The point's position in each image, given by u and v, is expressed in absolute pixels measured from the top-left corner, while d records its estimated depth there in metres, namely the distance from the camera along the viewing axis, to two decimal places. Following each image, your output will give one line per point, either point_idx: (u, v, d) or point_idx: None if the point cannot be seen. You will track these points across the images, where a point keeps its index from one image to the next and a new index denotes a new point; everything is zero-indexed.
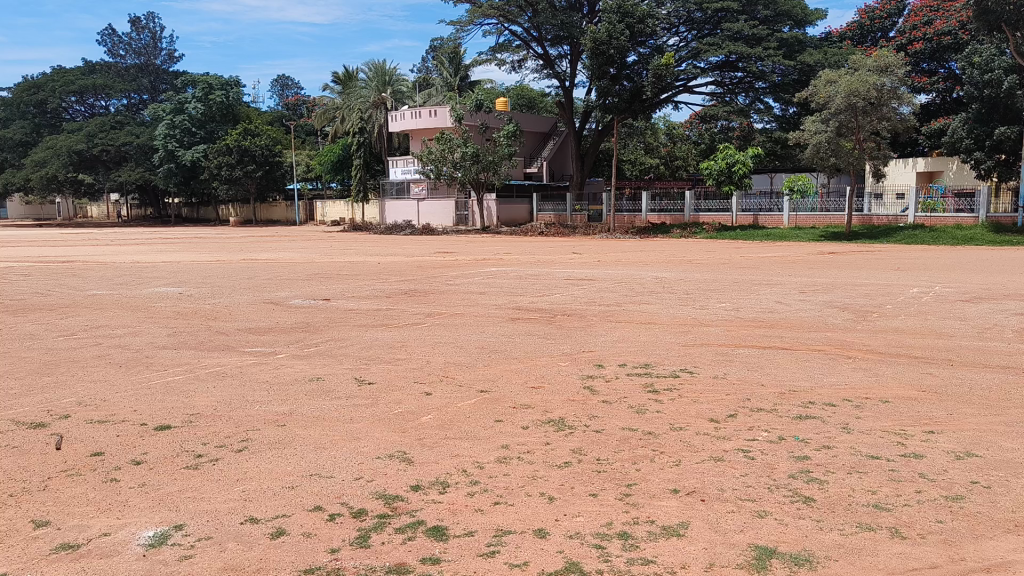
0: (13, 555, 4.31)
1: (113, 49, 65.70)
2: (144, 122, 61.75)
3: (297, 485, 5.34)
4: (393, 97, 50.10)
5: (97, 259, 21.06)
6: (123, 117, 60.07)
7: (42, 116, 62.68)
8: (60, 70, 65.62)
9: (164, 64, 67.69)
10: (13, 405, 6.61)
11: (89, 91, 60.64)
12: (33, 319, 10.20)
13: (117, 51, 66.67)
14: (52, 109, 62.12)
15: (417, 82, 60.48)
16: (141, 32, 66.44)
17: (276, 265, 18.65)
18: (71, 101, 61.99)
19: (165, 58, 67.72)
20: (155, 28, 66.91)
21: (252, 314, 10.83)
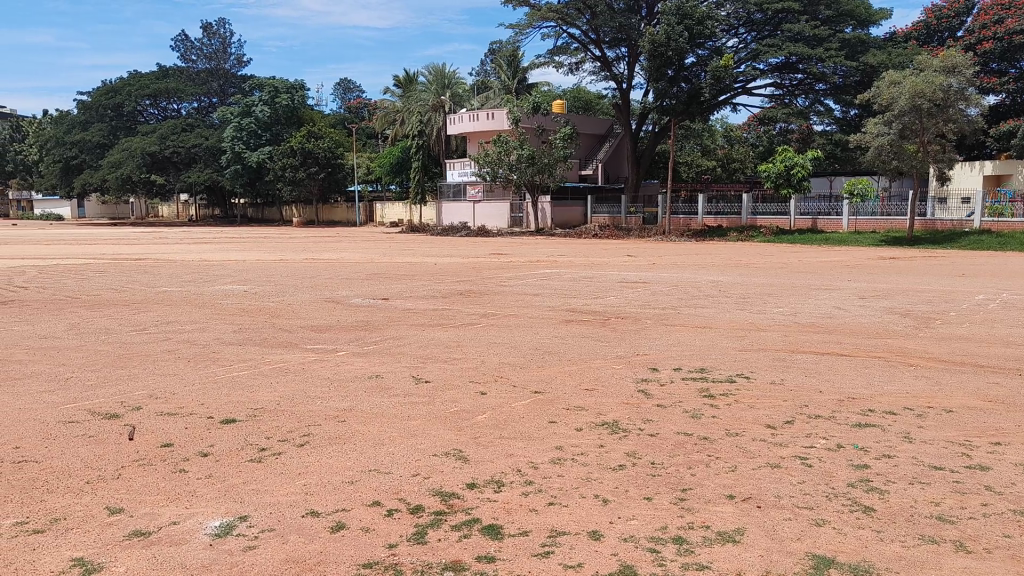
0: (89, 539, 4.51)
1: (186, 53, 67.57)
2: (212, 125, 63.44)
3: (356, 480, 5.46)
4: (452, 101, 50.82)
5: (169, 257, 21.67)
6: (194, 120, 61.68)
7: (118, 119, 64.58)
8: (135, 75, 67.80)
9: (233, 69, 68.79)
10: (91, 395, 6.91)
11: (162, 95, 62.54)
12: (108, 313, 10.60)
13: (189, 56, 68.21)
14: (128, 112, 63.97)
15: (474, 85, 61.01)
16: (212, 38, 67.93)
17: (339, 264, 19.00)
18: (146, 104, 63.98)
19: (234, 63, 68.75)
20: (226, 34, 68.43)
21: (314, 312, 11.08)
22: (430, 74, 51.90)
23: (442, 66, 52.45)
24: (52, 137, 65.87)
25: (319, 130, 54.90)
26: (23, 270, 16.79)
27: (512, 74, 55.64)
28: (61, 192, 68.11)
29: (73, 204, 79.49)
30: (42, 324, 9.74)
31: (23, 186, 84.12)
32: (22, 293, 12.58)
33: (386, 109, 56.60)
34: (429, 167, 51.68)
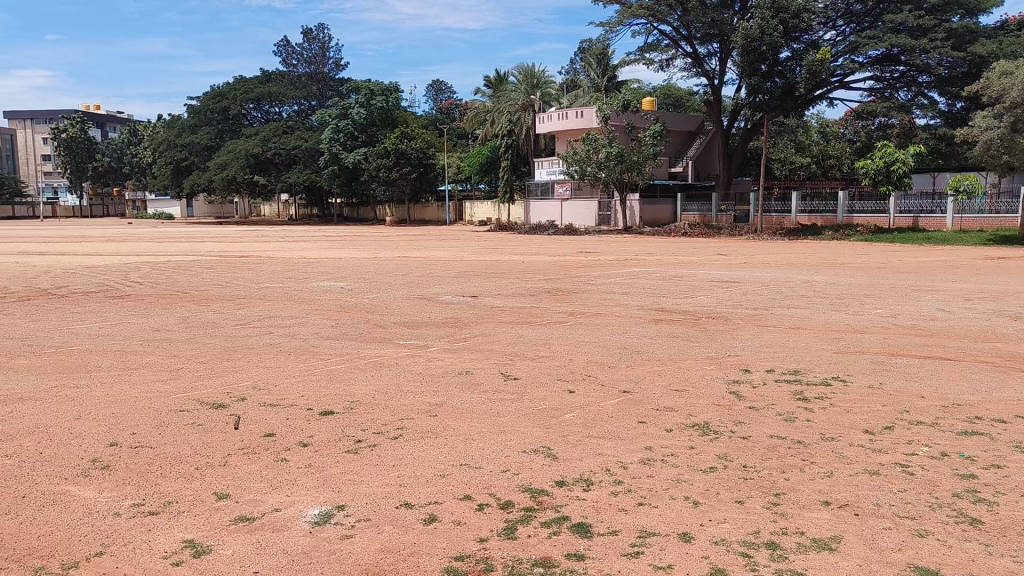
0: (199, 523, 4.75)
1: (288, 59, 69.89)
2: (312, 127, 65.52)
3: (448, 474, 5.57)
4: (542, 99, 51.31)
5: (274, 254, 22.55)
6: (293, 122, 63.86)
7: (224, 122, 67.43)
8: (239, 80, 70.62)
9: (332, 72, 70.66)
10: (200, 385, 7.28)
11: (265, 98, 65.09)
12: (215, 308, 11.11)
13: (291, 61, 70.45)
14: (234, 116, 66.79)
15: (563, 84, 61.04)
16: (312, 42, 69.70)
17: (433, 262, 19.36)
18: (250, 108, 66.80)
19: (333, 66, 70.55)
20: (324, 39, 70.12)
21: (407, 308, 11.33)
22: (519, 74, 52.34)
23: (531, 65, 52.71)
24: (165, 140, 69.44)
25: (412, 130, 56.05)
26: (140, 266, 17.78)
27: (602, 71, 55.54)
28: (171, 193, 71.71)
29: (183, 203, 83.70)
30: (156, 317, 10.30)
31: (138, 187, 89.11)
32: (138, 288, 13.33)
33: (477, 109, 57.49)
34: (518, 166, 51.69)
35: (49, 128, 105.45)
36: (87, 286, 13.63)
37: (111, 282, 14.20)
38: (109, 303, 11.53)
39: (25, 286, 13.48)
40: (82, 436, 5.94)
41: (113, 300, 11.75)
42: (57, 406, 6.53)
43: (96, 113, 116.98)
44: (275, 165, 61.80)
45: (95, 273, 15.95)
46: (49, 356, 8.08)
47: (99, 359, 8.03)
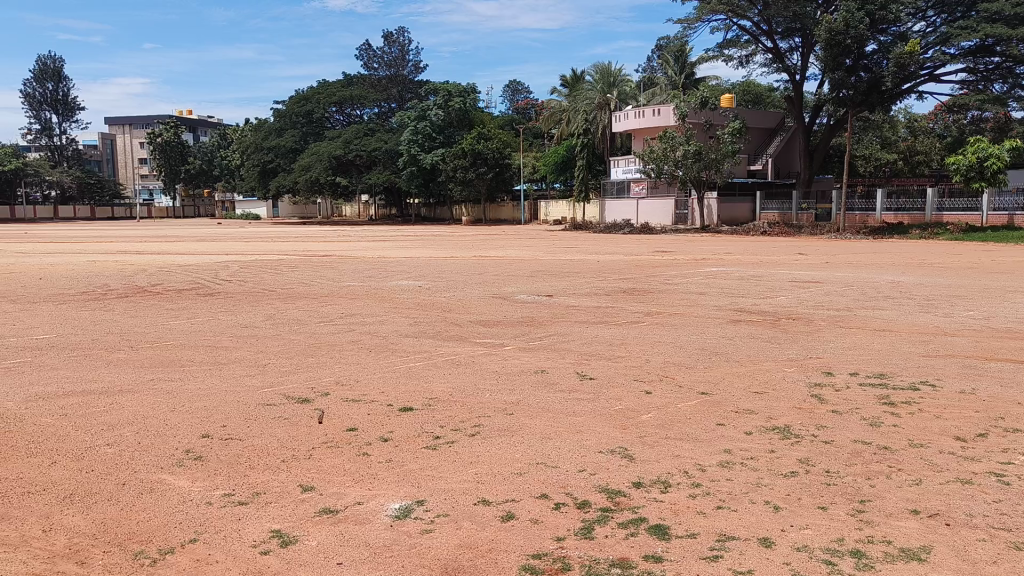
0: (286, 514, 4.91)
1: (370, 62, 70.59)
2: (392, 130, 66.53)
3: (525, 472, 5.60)
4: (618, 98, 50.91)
5: (357, 253, 23.13)
6: (374, 124, 65.17)
7: (309, 125, 68.65)
8: (322, 83, 72.44)
9: (411, 75, 70.65)
10: (285, 380, 7.52)
11: (347, 101, 66.98)
12: (299, 306, 11.43)
13: (372, 64, 71.81)
14: (318, 119, 68.35)
15: (641, 82, 60.52)
16: (392, 45, 70.13)
17: (509, 261, 19.51)
18: (333, 110, 68.73)
19: (413, 69, 70.57)
20: (405, 41, 71.21)
21: (484, 307, 11.44)
22: (596, 72, 52.38)
23: (608, 64, 52.65)
24: (252, 143, 71.67)
25: (489, 131, 56.29)
26: (231, 265, 18.45)
27: (680, 69, 55.03)
28: (257, 194, 74.07)
29: (268, 204, 86.45)
30: (243, 314, 10.67)
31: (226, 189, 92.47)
32: (228, 286, 13.82)
33: (553, 108, 57.83)
34: (593, 166, 51.03)
35: (146, 132, 110.55)
36: (181, 284, 14.18)
37: (203, 280, 14.75)
38: (201, 300, 11.99)
39: (124, 284, 14.11)
40: (178, 427, 6.22)
41: (204, 298, 12.19)
42: (153, 398, 6.84)
43: (189, 117, 122.14)
44: (356, 166, 63.28)
45: (188, 271, 16.60)
46: (146, 350, 8.47)
47: (191, 353, 8.37)
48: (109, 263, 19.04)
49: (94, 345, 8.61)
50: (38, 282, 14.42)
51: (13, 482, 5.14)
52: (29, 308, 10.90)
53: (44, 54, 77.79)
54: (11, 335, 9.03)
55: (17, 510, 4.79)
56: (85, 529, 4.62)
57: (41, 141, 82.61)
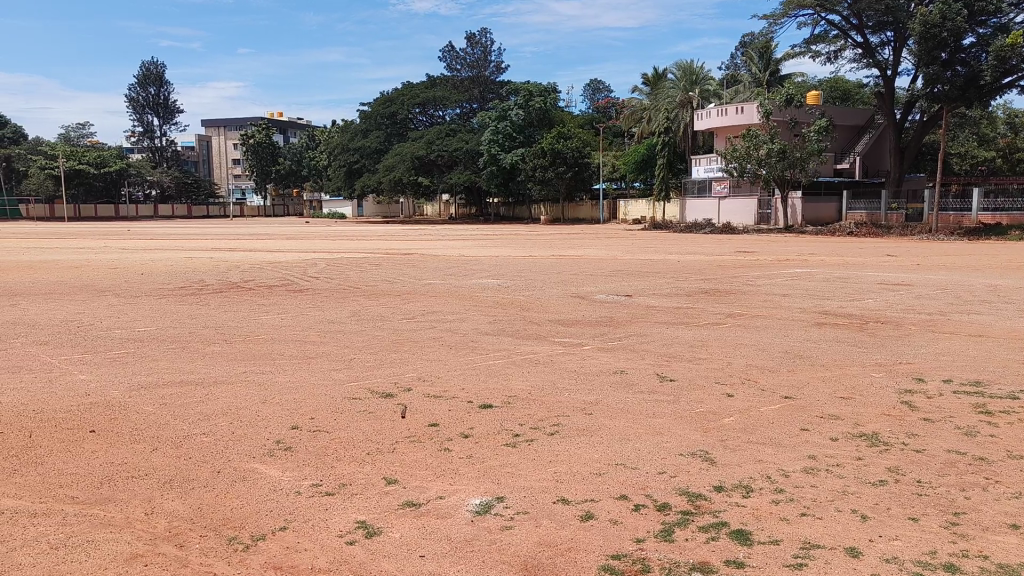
0: (371, 505, 5.04)
1: (453, 63, 71.67)
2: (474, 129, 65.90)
3: (604, 472, 5.60)
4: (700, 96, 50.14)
5: (444, 252, 23.43)
6: (456, 125, 65.82)
7: (393, 127, 70.13)
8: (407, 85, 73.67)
9: (493, 75, 71.51)
10: (369, 374, 7.71)
11: (431, 103, 67.94)
12: (382, 303, 11.67)
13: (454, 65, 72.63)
14: (401, 120, 69.56)
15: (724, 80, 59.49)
16: (474, 47, 71.36)
17: (590, 261, 19.50)
18: (416, 112, 69.57)
19: (494, 69, 71.55)
20: (487, 42, 71.84)
21: (562, 306, 11.44)
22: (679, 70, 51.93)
23: (690, 62, 52.10)
24: (339, 144, 73.30)
25: (568, 130, 56.26)
26: (319, 263, 18.97)
27: (764, 66, 54.09)
28: (343, 194, 75.84)
29: (353, 203, 88.46)
30: (330, 310, 10.96)
31: (314, 188, 95.11)
32: (315, 283, 14.20)
33: (634, 107, 57.41)
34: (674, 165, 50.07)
35: (240, 133, 114.85)
36: (272, 280, 14.65)
37: (292, 277, 15.21)
38: (291, 296, 12.38)
39: (219, 280, 14.63)
40: (269, 418, 6.45)
41: (294, 294, 12.58)
42: (245, 390, 7.11)
43: (281, 119, 126.28)
44: (438, 166, 64.06)
45: (278, 268, 17.14)
46: (239, 344, 8.79)
47: (281, 347, 8.66)
48: (206, 260, 19.80)
49: (191, 337, 8.99)
50: (141, 277, 15.15)
51: (118, 465, 5.42)
52: (133, 302, 11.46)
53: (148, 60, 81.77)
54: (116, 326, 9.52)
55: (122, 492, 5.05)
56: (183, 513, 4.84)
57: (144, 142, 86.79)
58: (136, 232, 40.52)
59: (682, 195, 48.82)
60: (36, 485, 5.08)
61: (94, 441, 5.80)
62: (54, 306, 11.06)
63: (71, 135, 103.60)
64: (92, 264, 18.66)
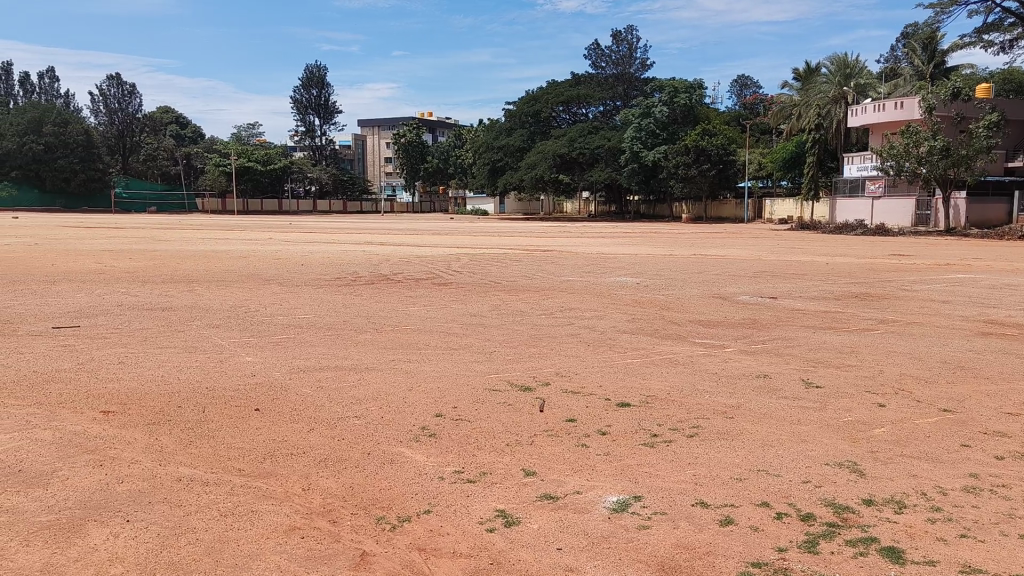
0: (510, 495, 5.16)
1: (597, 61, 72.24)
2: (616, 127, 66.72)
3: (745, 478, 5.47)
4: (856, 91, 48.70)
5: (589, 249, 23.47)
6: (598, 123, 65.73)
7: (536, 125, 70.59)
8: (551, 83, 73.92)
9: (637, 73, 71.73)
10: (509, 368, 7.88)
11: (574, 100, 67.83)
12: (521, 298, 11.86)
13: (599, 63, 73.28)
14: (545, 118, 69.84)
15: (882, 74, 56.40)
16: (620, 44, 71.78)
17: (732, 261, 19.06)
18: (560, 110, 69.62)
19: (639, 66, 71.62)
20: (633, 40, 71.72)
21: (702, 307, 11.23)
22: (833, 64, 49.73)
23: (846, 55, 49.82)
24: (483, 142, 74.51)
25: (714, 127, 55.29)
26: (464, 257, 19.43)
27: (928, 58, 50.85)
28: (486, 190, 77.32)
29: (495, 201, 90.07)
30: (471, 304, 11.25)
31: (459, 186, 97.64)
32: (458, 277, 14.57)
33: (783, 103, 55.35)
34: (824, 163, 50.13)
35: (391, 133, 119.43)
36: (418, 274, 15.18)
37: (437, 271, 15.69)
38: (435, 289, 12.77)
39: (370, 272, 15.30)
40: (414, 405, 6.73)
41: (438, 287, 12.98)
42: (392, 376, 7.45)
43: (429, 119, 130.38)
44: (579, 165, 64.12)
45: (424, 262, 17.73)
46: (387, 333, 9.20)
47: (426, 338, 8.98)
48: (362, 252, 20.71)
49: (345, 325, 9.50)
50: (300, 267, 16.07)
51: (279, 443, 5.82)
52: (294, 291, 12.20)
53: (313, 64, 86.73)
54: (279, 313, 10.18)
55: (282, 468, 5.42)
56: (337, 491, 5.13)
57: (306, 142, 91.90)
58: (293, 226, 42.98)
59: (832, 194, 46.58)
60: (208, 456, 5.53)
61: (259, 419, 6.25)
62: (225, 292, 11.94)
63: (242, 133, 111.14)
64: (260, 254, 19.96)
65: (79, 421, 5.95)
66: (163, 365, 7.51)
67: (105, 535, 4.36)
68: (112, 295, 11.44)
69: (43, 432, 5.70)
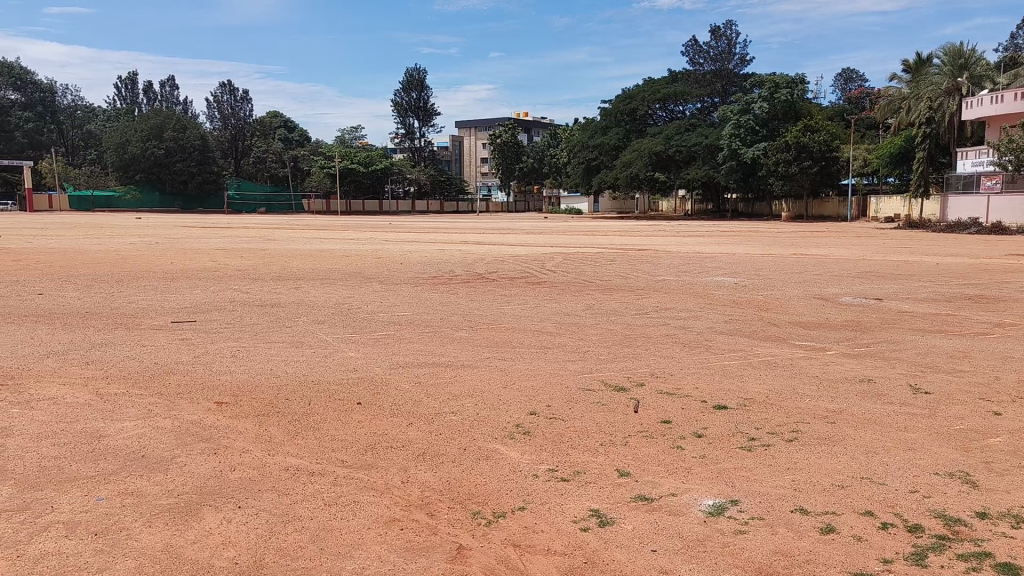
0: (604, 495, 5.17)
1: (695, 57, 71.38)
2: (714, 124, 65.46)
3: (848, 485, 5.31)
4: (970, 82, 46.12)
5: (687, 249, 23.13)
6: (695, 120, 64.58)
7: (632, 123, 69.88)
8: (647, 81, 73.11)
9: (736, 68, 70.26)
10: (603, 367, 7.90)
11: (671, 98, 66.75)
12: (616, 297, 11.80)
13: (697, 60, 72.27)
14: (641, 116, 68.92)
15: (1001, 63, 53.30)
16: (719, 40, 70.61)
17: (836, 261, 18.41)
18: (656, 108, 68.51)
19: (738, 62, 70.23)
20: (732, 35, 70.43)
21: (803, 308, 10.92)
22: (945, 55, 47.47)
23: (959, 45, 47.39)
24: (578, 141, 74.34)
25: (817, 123, 53.33)
26: (560, 257, 19.45)
27: None
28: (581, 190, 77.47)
29: (590, 200, 89.84)
30: (566, 303, 11.28)
31: (554, 184, 98.05)
32: (553, 276, 14.62)
33: (890, 97, 53.04)
34: (936, 158, 48.07)
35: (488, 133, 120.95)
36: (513, 272, 15.33)
37: (532, 270, 15.81)
38: (529, 288, 12.89)
39: (466, 271, 15.56)
40: (510, 402, 6.82)
41: (532, 286, 13.10)
42: (488, 374, 7.57)
43: (525, 119, 131.07)
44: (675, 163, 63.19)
45: (520, 261, 17.83)
46: (484, 331, 9.34)
47: (521, 337, 9.06)
48: (460, 252, 21.02)
49: (442, 323, 9.70)
50: (399, 266, 16.49)
51: (379, 436, 6.01)
52: (393, 288, 12.54)
53: (412, 68, 88.56)
54: (379, 310, 10.51)
55: (382, 460, 5.60)
56: (435, 485, 5.27)
57: (406, 143, 94.00)
58: (393, 226, 44.16)
59: (943, 190, 44.36)
60: (313, 447, 5.77)
61: (361, 413, 6.47)
62: (330, 289, 12.39)
63: (344, 133, 114.85)
64: (363, 253, 20.47)
65: (196, 411, 6.31)
66: (271, 359, 7.88)
67: (220, 519, 4.62)
68: (225, 291, 12.02)
69: (164, 420, 6.07)
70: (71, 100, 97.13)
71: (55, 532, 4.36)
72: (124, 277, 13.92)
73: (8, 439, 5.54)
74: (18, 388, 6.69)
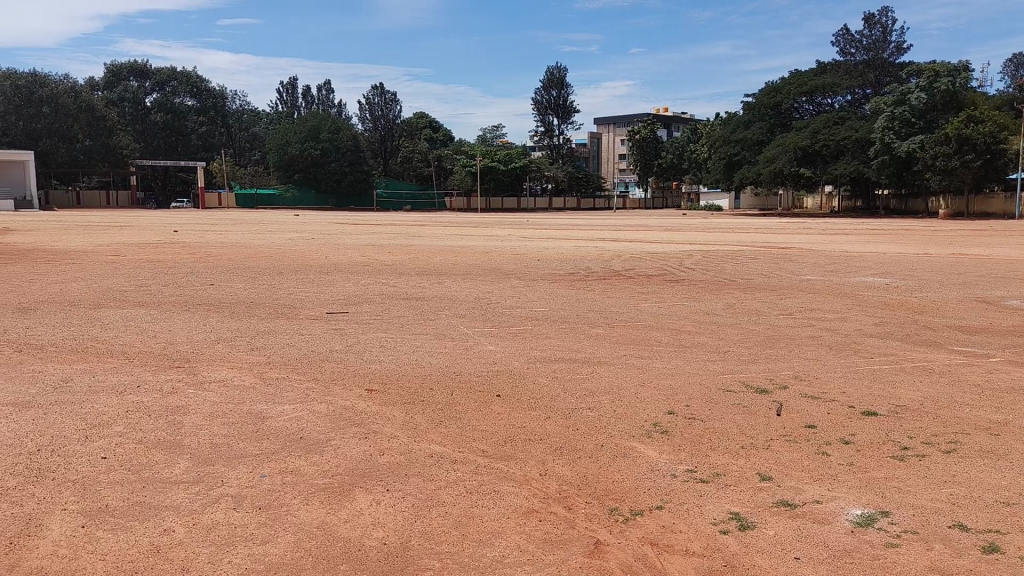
0: (745, 498, 5.07)
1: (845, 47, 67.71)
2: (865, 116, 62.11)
3: (1014, 503, 4.95)
4: None
5: (839, 248, 22.11)
6: (845, 112, 61.55)
7: (777, 117, 67.51)
8: (793, 73, 70.24)
9: (891, 57, 66.08)
10: (745, 368, 7.70)
11: (819, 90, 63.82)
12: (757, 296, 11.47)
13: (848, 50, 68.60)
14: (785, 110, 66.48)
15: None
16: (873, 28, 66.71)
17: (1004, 262, 17.02)
18: (802, 101, 66.00)
19: (894, 50, 65.98)
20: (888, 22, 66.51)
21: (962, 312, 10.23)
22: None
23: None
24: (719, 137, 72.51)
25: (981, 113, 49.57)
26: (699, 254, 19.04)
27: None
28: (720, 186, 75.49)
29: (729, 197, 87.29)
30: (706, 302, 11.07)
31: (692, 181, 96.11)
32: (691, 274, 14.37)
33: None
34: None
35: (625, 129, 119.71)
36: (650, 269, 15.19)
37: (669, 267, 15.59)
38: (667, 285, 12.72)
39: (603, 268, 15.52)
40: (647, 401, 6.79)
41: (670, 284, 12.92)
42: (625, 372, 7.56)
43: (662, 115, 128.78)
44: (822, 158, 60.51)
45: (659, 258, 17.56)
46: (619, 328, 9.32)
47: (659, 335, 8.99)
48: (600, 249, 21.02)
49: (579, 319, 9.75)
50: (536, 263, 16.67)
51: (518, 428, 6.14)
52: (530, 285, 12.70)
53: (554, 67, 88.83)
54: (518, 305, 10.70)
55: (521, 453, 5.72)
56: (572, 479, 5.33)
57: (543, 141, 94.62)
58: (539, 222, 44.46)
59: None
60: (455, 436, 5.97)
61: (501, 405, 6.63)
62: (469, 284, 12.71)
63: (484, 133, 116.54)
64: (504, 250, 20.82)
65: (349, 397, 6.67)
66: (415, 350, 8.19)
67: (370, 501, 4.87)
68: (372, 285, 12.59)
69: (319, 405, 6.46)
70: (239, 105, 104.54)
71: (224, 504, 4.73)
72: (283, 271, 14.79)
73: (185, 417, 6.06)
74: (192, 369, 7.31)
